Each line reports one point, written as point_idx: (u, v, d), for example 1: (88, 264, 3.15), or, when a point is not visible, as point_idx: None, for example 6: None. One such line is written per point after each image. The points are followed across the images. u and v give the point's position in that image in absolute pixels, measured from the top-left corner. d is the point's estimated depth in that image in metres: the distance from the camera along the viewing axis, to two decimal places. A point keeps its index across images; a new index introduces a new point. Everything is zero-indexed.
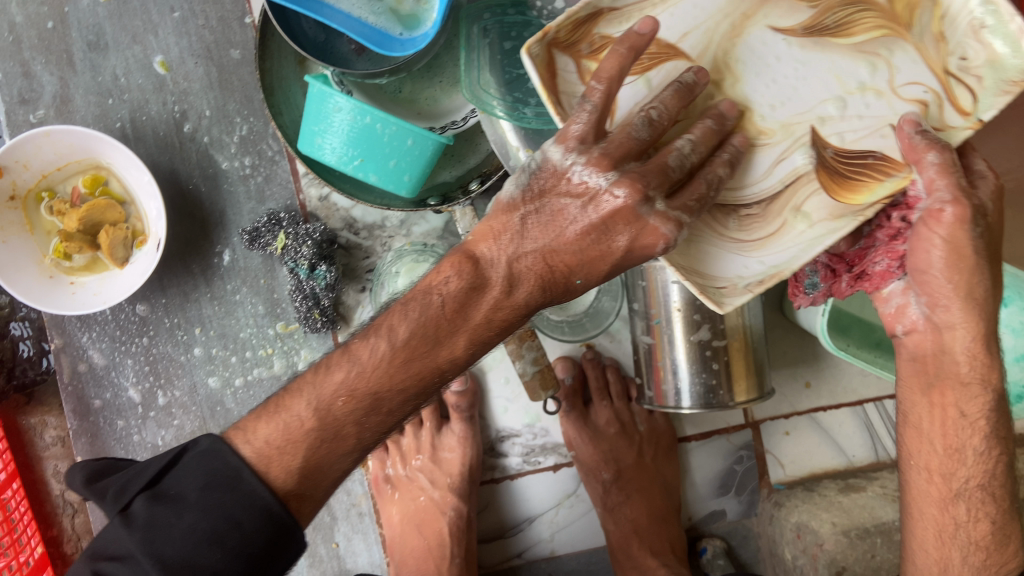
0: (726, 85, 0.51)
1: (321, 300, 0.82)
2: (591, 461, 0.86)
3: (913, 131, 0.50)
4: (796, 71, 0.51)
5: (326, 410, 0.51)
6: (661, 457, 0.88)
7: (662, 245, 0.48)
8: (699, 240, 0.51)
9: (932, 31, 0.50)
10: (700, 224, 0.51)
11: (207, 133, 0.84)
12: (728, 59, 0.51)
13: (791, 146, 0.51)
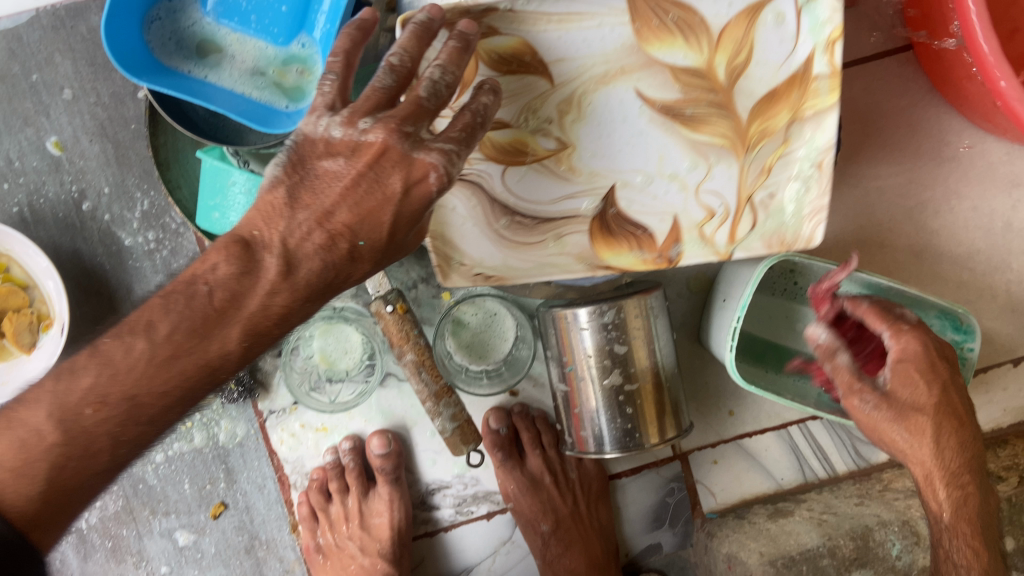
0: (568, 122, 0.62)
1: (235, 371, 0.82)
2: (529, 511, 0.87)
3: (687, 223, 0.65)
4: (630, 130, 0.63)
5: (71, 413, 0.49)
6: (593, 501, 0.88)
7: (433, 176, 0.52)
8: (464, 216, 0.65)
9: (759, 161, 0.63)
10: (479, 205, 0.65)
11: (108, 211, 0.83)
12: (584, 99, 0.62)
13: (586, 190, 0.65)
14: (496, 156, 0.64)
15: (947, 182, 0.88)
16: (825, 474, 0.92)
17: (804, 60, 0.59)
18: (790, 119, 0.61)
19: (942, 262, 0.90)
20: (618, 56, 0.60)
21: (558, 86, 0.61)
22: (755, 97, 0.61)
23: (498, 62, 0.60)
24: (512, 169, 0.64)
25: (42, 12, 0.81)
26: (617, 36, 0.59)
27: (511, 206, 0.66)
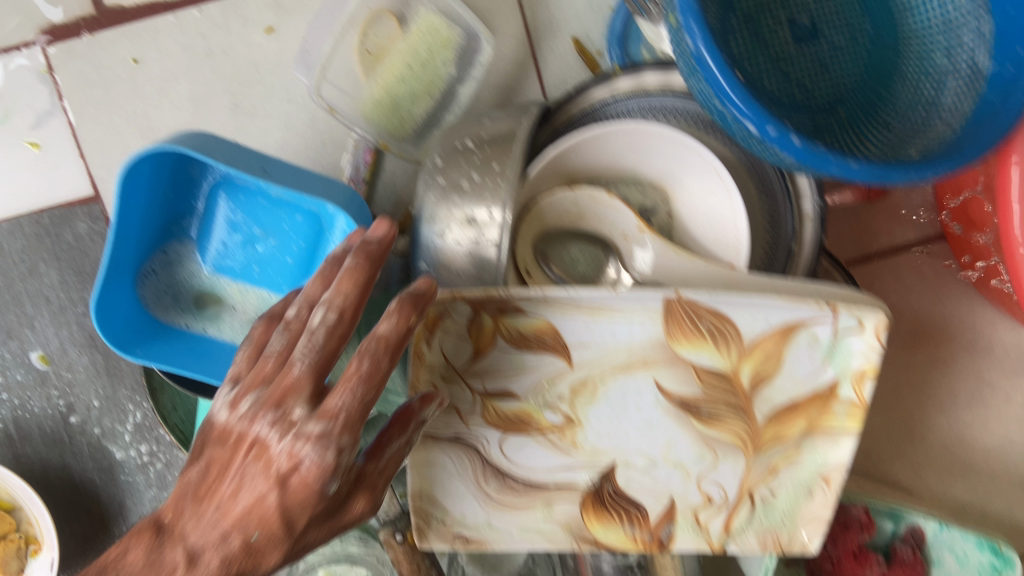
0: (579, 402, 0.59)
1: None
2: None
3: (681, 509, 0.63)
4: (640, 416, 0.60)
5: None
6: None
7: (306, 464, 0.45)
8: (455, 476, 0.61)
9: (765, 462, 0.62)
10: (458, 460, 0.61)
11: (98, 424, 0.78)
12: (598, 383, 0.58)
13: (585, 464, 0.61)
14: (497, 422, 0.60)
15: (982, 372, 0.83)
16: None
17: (832, 380, 0.58)
18: (804, 428, 0.60)
19: (976, 458, 0.84)
20: (644, 349, 0.57)
21: (575, 367, 0.58)
22: (774, 406, 0.60)
23: (514, 339, 0.57)
24: (512, 436, 0.60)
25: (24, 220, 0.76)
26: (646, 333, 0.57)
27: (504, 466, 0.61)
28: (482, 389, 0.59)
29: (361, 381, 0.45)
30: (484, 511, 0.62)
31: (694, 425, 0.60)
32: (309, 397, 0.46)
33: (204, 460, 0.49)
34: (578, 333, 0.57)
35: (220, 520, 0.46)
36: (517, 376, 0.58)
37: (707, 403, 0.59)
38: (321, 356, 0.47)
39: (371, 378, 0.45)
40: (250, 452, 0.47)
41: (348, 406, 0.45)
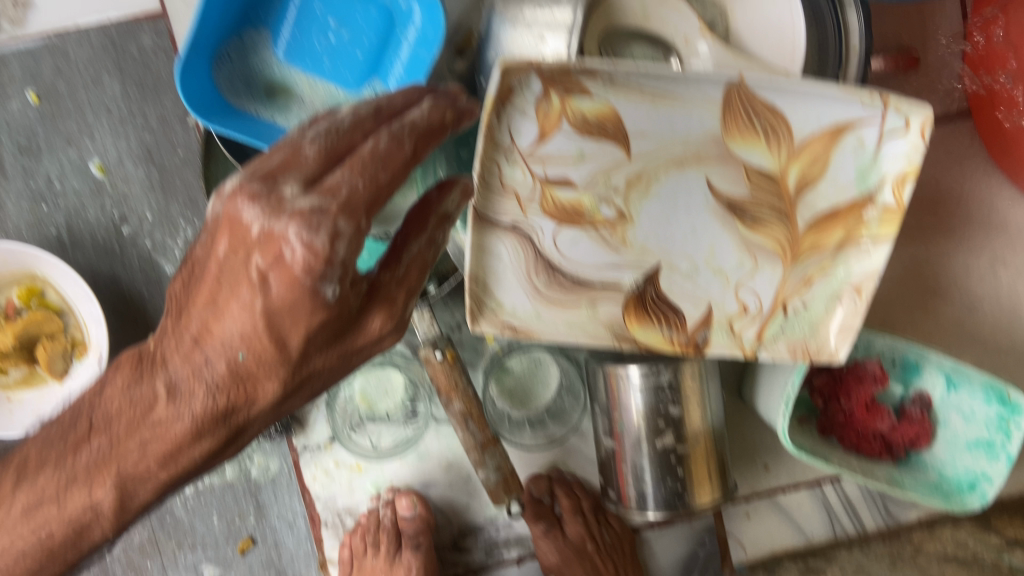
0: (633, 196, 0.62)
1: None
2: None
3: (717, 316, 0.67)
4: (688, 215, 0.64)
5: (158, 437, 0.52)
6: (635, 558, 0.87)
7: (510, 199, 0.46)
8: (509, 265, 0.64)
9: (800, 273, 0.66)
10: (510, 252, 0.63)
11: (149, 238, 0.81)
12: (653, 177, 0.62)
13: (632, 264, 0.65)
14: (553, 213, 0.62)
15: (995, 250, 0.88)
16: (855, 531, 0.93)
17: (875, 184, 0.61)
18: (841, 239, 0.64)
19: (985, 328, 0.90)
20: (699, 143, 0.60)
21: (633, 159, 0.61)
22: (817, 212, 0.63)
23: (580, 123, 0.59)
24: (566, 228, 0.63)
25: (92, 30, 0.78)
26: (704, 127, 0.59)
27: (555, 261, 0.65)
28: (541, 176, 0.61)
29: (379, 163, 0.45)
30: (532, 305, 0.66)
31: (737, 230, 0.64)
32: (307, 177, 0.45)
33: (207, 242, 0.48)
34: (639, 122, 0.59)
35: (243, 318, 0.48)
36: (575, 164, 0.61)
37: (753, 207, 0.63)
38: (334, 140, 0.46)
39: (392, 157, 0.45)
40: (230, 244, 0.47)
41: (357, 188, 0.44)
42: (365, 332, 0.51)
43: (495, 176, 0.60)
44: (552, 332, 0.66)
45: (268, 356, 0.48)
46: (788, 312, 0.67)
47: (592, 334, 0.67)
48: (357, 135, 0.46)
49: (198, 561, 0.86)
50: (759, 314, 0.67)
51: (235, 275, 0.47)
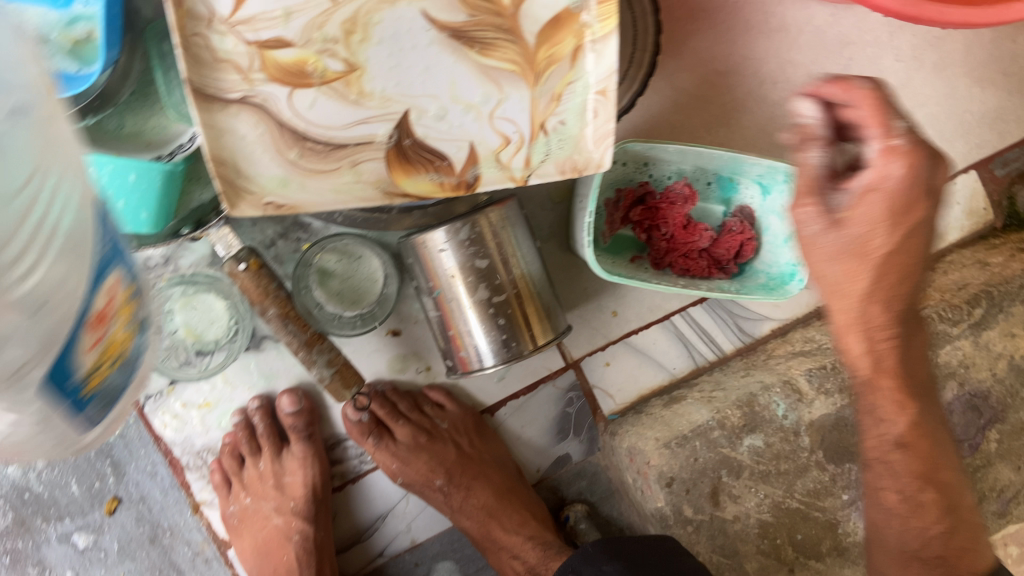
0: (355, 43, 0.63)
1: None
2: (420, 476, 0.87)
3: (482, 151, 0.68)
4: (417, 52, 0.64)
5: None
6: (476, 438, 0.90)
7: None
8: (254, 142, 0.63)
9: (548, 91, 0.67)
10: (251, 128, 0.62)
11: None
12: (369, 18, 0.62)
13: (380, 115, 0.65)
14: (281, 78, 0.62)
15: (782, 53, 0.90)
16: (713, 356, 0.95)
17: None
18: (574, 47, 0.65)
19: (790, 131, 0.92)
20: None
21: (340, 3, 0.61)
22: (539, 23, 0.65)
23: None
24: (300, 90, 0.63)
25: None
26: None
27: (302, 130, 0.64)
28: (257, 42, 0.61)
29: None
30: (289, 177, 0.64)
31: (472, 57, 0.65)
32: None
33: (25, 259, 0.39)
34: None
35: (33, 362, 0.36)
36: (288, 23, 0.61)
37: (478, 30, 0.64)
38: None
39: None
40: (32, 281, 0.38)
41: None
42: None
43: (205, 49, 0.59)
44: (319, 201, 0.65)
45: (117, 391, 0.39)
46: (552, 132, 0.68)
47: (360, 195, 0.66)
48: None
49: (70, 532, 0.84)
50: (523, 139, 0.68)
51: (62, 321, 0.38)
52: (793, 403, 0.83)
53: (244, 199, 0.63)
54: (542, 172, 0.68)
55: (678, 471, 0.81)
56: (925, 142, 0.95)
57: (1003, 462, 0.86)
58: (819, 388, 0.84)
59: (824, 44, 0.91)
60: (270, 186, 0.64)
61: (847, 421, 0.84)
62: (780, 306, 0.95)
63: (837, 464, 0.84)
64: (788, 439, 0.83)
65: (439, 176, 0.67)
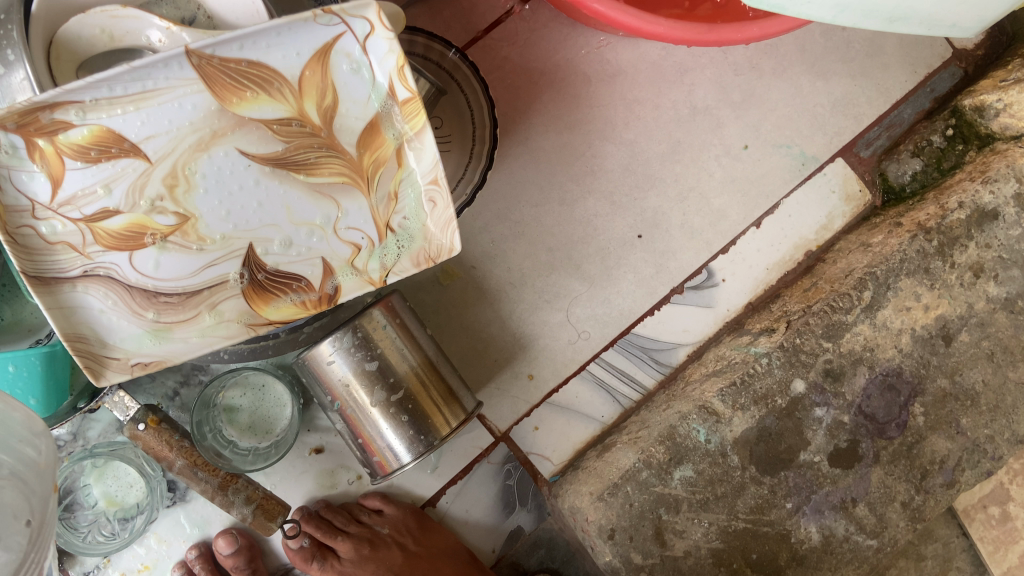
0: (181, 194, 0.65)
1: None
2: None
3: (335, 262, 0.69)
4: (244, 187, 0.66)
5: None
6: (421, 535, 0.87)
7: None
8: (106, 311, 0.64)
9: (383, 189, 0.69)
10: (100, 299, 0.64)
11: None
12: (187, 169, 0.64)
13: (225, 255, 0.67)
14: (116, 245, 0.64)
15: (625, 94, 0.94)
16: (637, 394, 0.96)
17: (385, 88, 0.66)
18: (396, 147, 0.68)
19: (653, 165, 0.95)
20: (207, 122, 0.64)
21: (155, 161, 0.63)
22: (356, 133, 0.67)
23: (84, 153, 0.62)
24: (138, 252, 0.64)
25: None
26: (200, 105, 0.63)
27: (151, 287, 0.65)
28: (84, 219, 0.63)
29: None
30: (149, 334, 0.65)
31: (300, 178, 0.67)
32: None
33: None
34: (137, 132, 0.62)
35: None
36: (109, 192, 0.63)
37: (298, 154, 0.66)
38: None
39: None
40: None
41: None
42: None
43: (35, 237, 0.62)
44: (182, 352, 0.66)
45: None
46: (397, 227, 0.70)
47: (226, 335, 0.67)
48: None
49: None
50: (373, 241, 0.70)
51: None
52: (713, 426, 0.83)
53: (108, 363, 0.64)
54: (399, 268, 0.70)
55: (617, 520, 0.82)
56: (785, 143, 0.98)
57: (933, 433, 0.86)
58: (734, 405, 0.84)
59: (663, 76, 0.95)
60: (133, 348, 0.65)
61: (769, 430, 0.84)
62: (690, 329, 0.97)
63: (772, 475, 0.84)
64: (717, 462, 0.83)
65: (298, 297, 0.69)
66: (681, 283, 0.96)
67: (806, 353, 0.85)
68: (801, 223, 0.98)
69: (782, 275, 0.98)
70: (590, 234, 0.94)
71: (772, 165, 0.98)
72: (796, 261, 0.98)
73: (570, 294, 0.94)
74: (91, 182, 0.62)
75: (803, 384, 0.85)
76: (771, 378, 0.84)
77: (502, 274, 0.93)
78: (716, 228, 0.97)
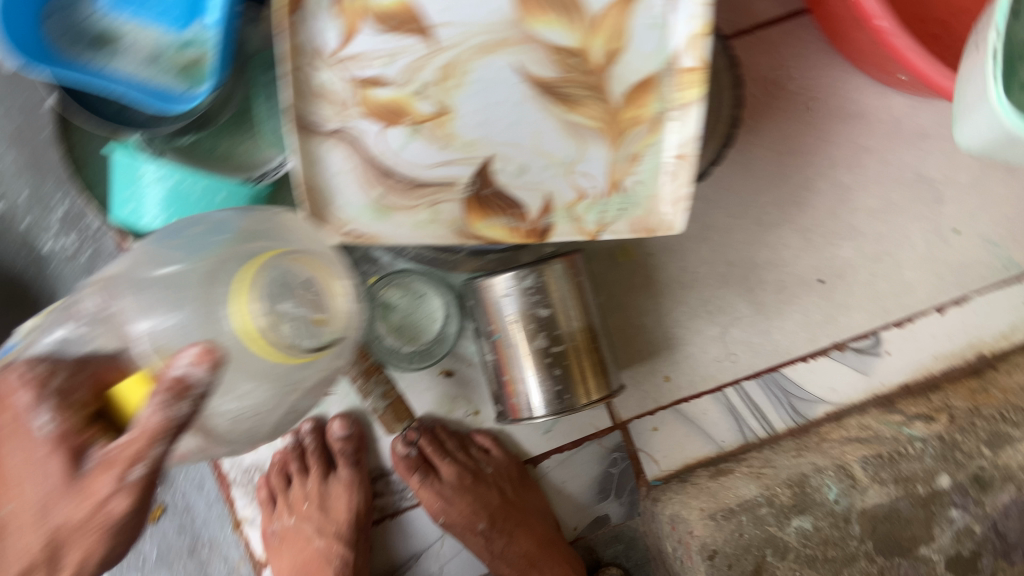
0: (449, 88, 0.65)
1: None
2: (462, 518, 0.86)
3: (558, 201, 0.69)
4: (506, 102, 0.66)
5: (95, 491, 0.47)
6: (519, 488, 0.88)
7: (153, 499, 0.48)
8: (341, 172, 0.66)
9: (630, 149, 0.68)
10: (340, 159, 0.66)
11: (27, 217, 0.83)
12: (464, 65, 0.65)
13: (464, 158, 0.67)
14: (375, 114, 0.65)
15: (855, 139, 0.92)
16: (765, 433, 0.93)
17: (672, 52, 0.64)
18: (657, 113, 0.67)
19: (857, 217, 0.93)
20: (500, 27, 0.64)
21: (440, 48, 0.64)
22: (626, 85, 0.66)
23: (382, 18, 0.63)
24: (390, 129, 0.66)
25: None
26: (501, 10, 0.63)
27: (389, 166, 0.67)
28: (356, 80, 0.64)
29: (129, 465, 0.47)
30: (370, 207, 0.68)
31: (560, 110, 0.67)
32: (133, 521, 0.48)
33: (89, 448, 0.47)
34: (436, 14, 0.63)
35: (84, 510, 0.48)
36: (388, 62, 0.64)
37: (568, 87, 0.66)
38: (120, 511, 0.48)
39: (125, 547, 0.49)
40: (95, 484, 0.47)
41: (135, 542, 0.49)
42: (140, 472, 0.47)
43: (309, 80, 0.63)
44: (391, 234, 0.68)
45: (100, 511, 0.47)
46: (630, 189, 0.69)
47: (436, 234, 0.69)
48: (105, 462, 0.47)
49: None
50: (601, 194, 0.70)
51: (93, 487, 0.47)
52: (846, 489, 0.82)
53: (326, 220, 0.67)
54: (614, 229, 0.70)
55: (721, 543, 0.80)
56: (994, 241, 0.95)
57: None
58: (874, 477, 0.83)
59: (900, 134, 0.92)
60: (351, 215, 0.67)
61: (899, 513, 0.82)
62: (837, 388, 0.94)
63: (887, 557, 0.81)
64: (837, 525, 0.81)
65: (512, 222, 0.70)
66: (845, 341, 0.95)
67: (963, 451, 0.84)
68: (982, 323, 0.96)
69: (947, 368, 0.96)
70: (775, 262, 0.93)
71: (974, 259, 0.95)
72: (964, 359, 0.96)
73: (734, 313, 0.93)
74: (375, 48, 0.63)
75: (948, 481, 0.83)
76: (920, 463, 0.83)
77: (676, 271, 0.92)
78: (899, 300, 0.95)
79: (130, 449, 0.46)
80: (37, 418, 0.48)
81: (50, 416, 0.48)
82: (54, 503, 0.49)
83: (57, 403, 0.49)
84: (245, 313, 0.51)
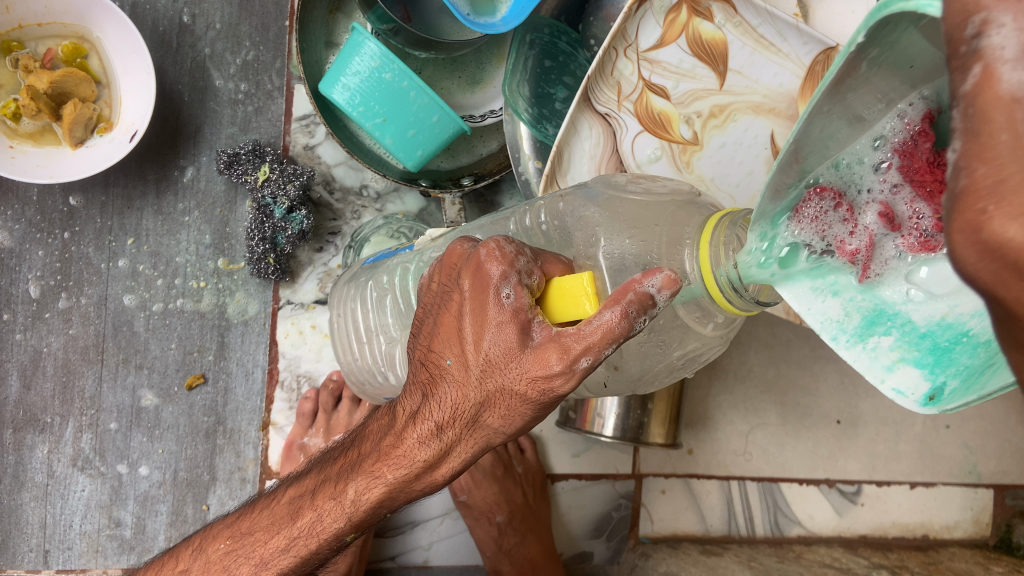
0: (710, 126, 0.70)
1: (280, 247, 0.77)
2: (483, 504, 0.87)
3: None
4: (744, 163, 0.70)
5: (470, 382, 0.40)
6: (538, 496, 0.89)
7: (475, 432, 0.42)
8: (586, 150, 0.71)
9: None
10: (593, 136, 0.71)
11: (210, 46, 0.80)
12: (734, 113, 0.70)
13: None
14: (643, 116, 0.70)
15: None
16: (745, 532, 1.00)
17: None
18: None
19: None
20: (777, 97, 0.69)
21: (724, 90, 0.69)
22: None
23: (695, 41, 0.69)
24: (647, 136, 0.71)
25: None
26: (788, 83, 0.69)
27: (627, 166, 0.72)
28: (645, 82, 0.70)
29: (494, 351, 0.39)
30: None
31: None
32: (438, 425, 0.42)
33: (456, 286, 0.41)
34: (736, 62, 0.69)
35: (451, 400, 0.42)
36: (677, 80, 0.70)
37: None
38: (447, 410, 0.42)
39: (437, 457, 0.43)
40: (458, 363, 0.41)
41: (428, 452, 0.43)
42: (519, 381, 0.38)
43: (610, 61, 0.69)
44: None
45: (454, 394, 0.41)
46: None
47: None
48: (451, 319, 0.41)
49: (139, 385, 0.80)
50: None
51: (465, 367, 0.41)
52: None
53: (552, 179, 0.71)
54: None
55: None
56: (970, 448, 1.06)
57: None
58: None
59: None
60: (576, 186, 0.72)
61: None
62: (814, 517, 1.02)
63: None
64: None
65: None
66: (835, 480, 1.03)
67: None
68: (936, 510, 1.05)
69: (900, 536, 1.04)
70: (812, 388, 1.01)
71: (952, 456, 1.05)
72: (913, 534, 1.04)
73: (763, 417, 1.01)
74: (675, 63, 0.69)
75: None
76: None
77: (735, 361, 1.00)
78: (887, 463, 1.04)
79: (586, 341, 0.36)
80: (501, 290, 0.38)
81: (513, 284, 0.38)
82: (502, 366, 0.39)
83: (516, 274, 0.39)
84: (707, 266, 0.41)
